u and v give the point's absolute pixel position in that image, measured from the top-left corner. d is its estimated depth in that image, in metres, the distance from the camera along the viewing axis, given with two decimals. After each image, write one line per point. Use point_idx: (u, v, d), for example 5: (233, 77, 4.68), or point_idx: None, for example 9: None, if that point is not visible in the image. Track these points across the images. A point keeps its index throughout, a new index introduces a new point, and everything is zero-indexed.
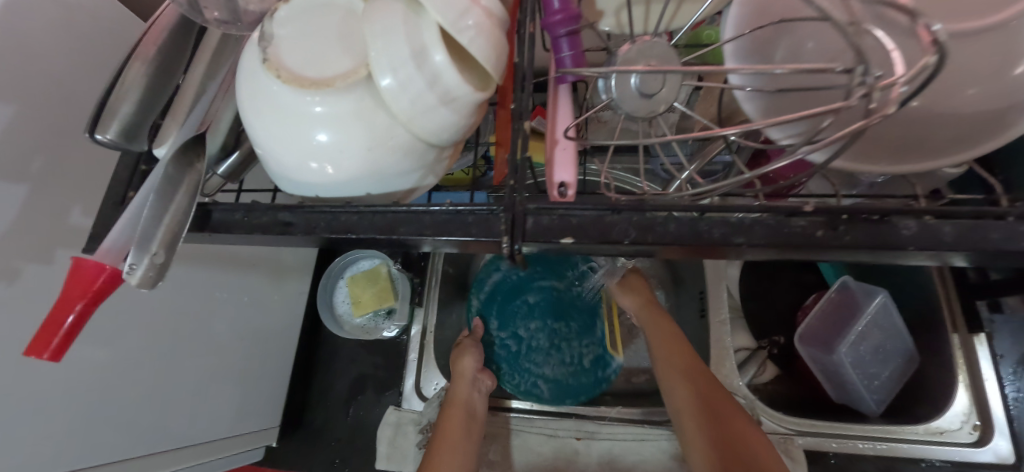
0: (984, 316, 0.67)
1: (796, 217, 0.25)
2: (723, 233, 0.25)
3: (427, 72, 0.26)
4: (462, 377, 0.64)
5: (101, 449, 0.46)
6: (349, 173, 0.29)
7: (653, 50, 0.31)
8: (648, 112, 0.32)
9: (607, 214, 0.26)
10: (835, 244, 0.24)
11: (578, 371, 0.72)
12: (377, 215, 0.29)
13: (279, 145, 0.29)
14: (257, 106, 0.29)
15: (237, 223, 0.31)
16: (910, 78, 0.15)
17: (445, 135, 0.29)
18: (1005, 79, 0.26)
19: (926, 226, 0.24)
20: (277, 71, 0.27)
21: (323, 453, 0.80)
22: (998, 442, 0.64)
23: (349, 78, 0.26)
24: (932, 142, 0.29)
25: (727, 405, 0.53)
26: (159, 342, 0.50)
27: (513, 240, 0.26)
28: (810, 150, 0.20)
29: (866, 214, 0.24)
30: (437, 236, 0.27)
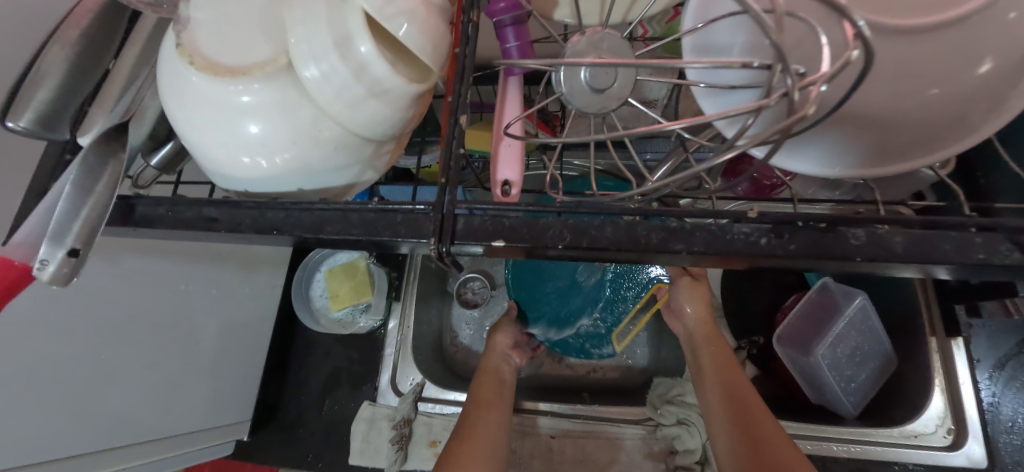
0: (963, 321, 0.65)
1: (739, 223, 0.23)
2: (662, 239, 0.23)
3: (352, 62, 0.25)
4: (495, 351, 0.66)
5: (63, 443, 0.44)
6: (276, 168, 0.27)
7: (603, 42, 0.29)
8: (600, 108, 0.30)
9: (543, 215, 0.24)
10: (777, 253, 0.23)
11: (571, 341, 0.74)
12: (304, 213, 0.27)
13: (201, 138, 0.27)
14: (175, 94, 0.27)
15: (161, 217, 0.29)
16: (830, 77, 0.14)
17: (379, 129, 0.28)
18: (969, 79, 0.24)
19: (877, 236, 0.23)
20: (191, 57, 0.25)
21: (295, 449, 0.77)
22: (971, 447, 0.64)
23: (268, 66, 0.25)
24: (892, 147, 0.27)
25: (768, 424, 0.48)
26: (117, 337, 0.48)
27: (441, 242, 0.24)
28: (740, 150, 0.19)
29: (811, 222, 0.23)
30: (366, 237, 0.26)
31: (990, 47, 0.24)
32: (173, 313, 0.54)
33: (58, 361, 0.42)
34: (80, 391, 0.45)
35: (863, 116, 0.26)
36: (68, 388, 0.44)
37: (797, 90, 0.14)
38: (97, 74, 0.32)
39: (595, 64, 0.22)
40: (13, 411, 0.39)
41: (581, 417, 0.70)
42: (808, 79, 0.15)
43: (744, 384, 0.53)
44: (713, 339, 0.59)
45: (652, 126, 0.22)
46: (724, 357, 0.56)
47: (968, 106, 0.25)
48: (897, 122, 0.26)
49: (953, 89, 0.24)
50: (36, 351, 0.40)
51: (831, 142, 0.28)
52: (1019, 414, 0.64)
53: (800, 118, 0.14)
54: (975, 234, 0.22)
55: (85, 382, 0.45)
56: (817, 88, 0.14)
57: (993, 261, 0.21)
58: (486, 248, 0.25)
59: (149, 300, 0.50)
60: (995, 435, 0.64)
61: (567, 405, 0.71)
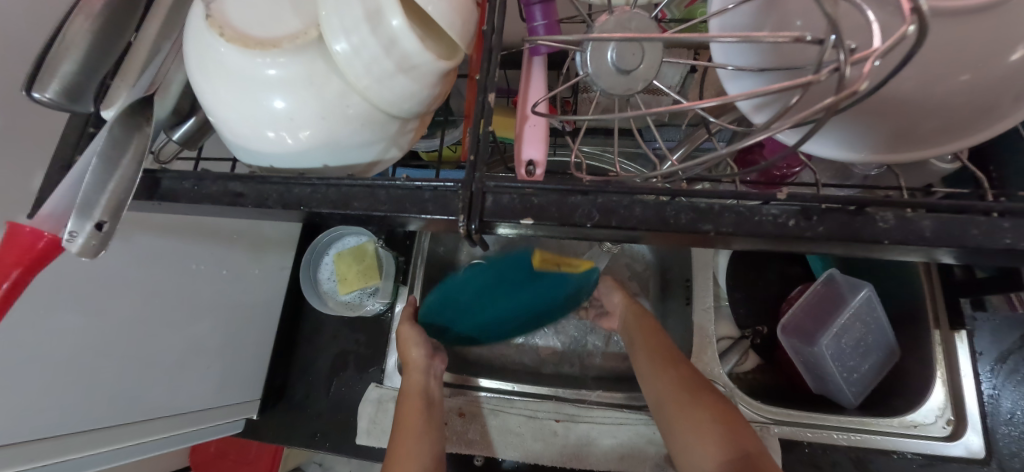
0: (967, 314, 0.66)
1: (769, 204, 0.23)
2: (690, 220, 0.23)
3: (383, 36, 0.24)
4: (416, 364, 0.61)
5: (71, 416, 0.44)
6: (303, 143, 0.28)
7: (631, 22, 0.29)
8: (625, 90, 0.30)
9: (571, 194, 0.24)
10: (806, 235, 0.23)
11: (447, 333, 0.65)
12: (331, 188, 0.27)
13: (228, 112, 0.27)
14: (202, 67, 0.27)
15: (186, 192, 0.29)
16: (885, 52, 0.14)
17: (406, 106, 0.28)
18: (999, 65, 0.24)
19: (906, 220, 0.23)
20: (220, 28, 0.25)
21: (303, 428, 0.78)
22: (970, 438, 0.64)
23: (298, 39, 0.25)
24: (918, 131, 0.27)
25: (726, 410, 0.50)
26: (135, 313, 0.49)
27: (469, 219, 0.24)
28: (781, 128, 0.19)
29: (842, 204, 0.23)
30: (392, 213, 0.26)
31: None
32: (184, 290, 0.54)
33: (75, 337, 0.43)
34: (91, 368, 0.45)
35: (891, 98, 0.26)
36: (80, 365, 0.44)
37: (849, 66, 0.14)
38: (119, 48, 0.32)
39: (631, 40, 0.22)
40: (29, 385, 0.40)
41: (586, 402, 0.72)
42: (858, 56, 0.15)
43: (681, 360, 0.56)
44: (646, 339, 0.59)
45: (683, 105, 0.22)
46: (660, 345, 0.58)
47: (999, 92, 0.25)
48: (925, 106, 0.26)
49: (986, 74, 0.24)
50: (51, 327, 0.41)
51: (855, 126, 0.28)
52: (1018, 408, 0.65)
53: (851, 92, 0.14)
54: (1001, 219, 0.22)
55: (100, 358, 0.46)
56: (870, 63, 0.14)
57: (1020, 246, 0.22)
58: (513, 227, 0.25)
59: (158, 280, 0.51)
60: (995, 427, 0.64)
61: (572, 391, 0.73)
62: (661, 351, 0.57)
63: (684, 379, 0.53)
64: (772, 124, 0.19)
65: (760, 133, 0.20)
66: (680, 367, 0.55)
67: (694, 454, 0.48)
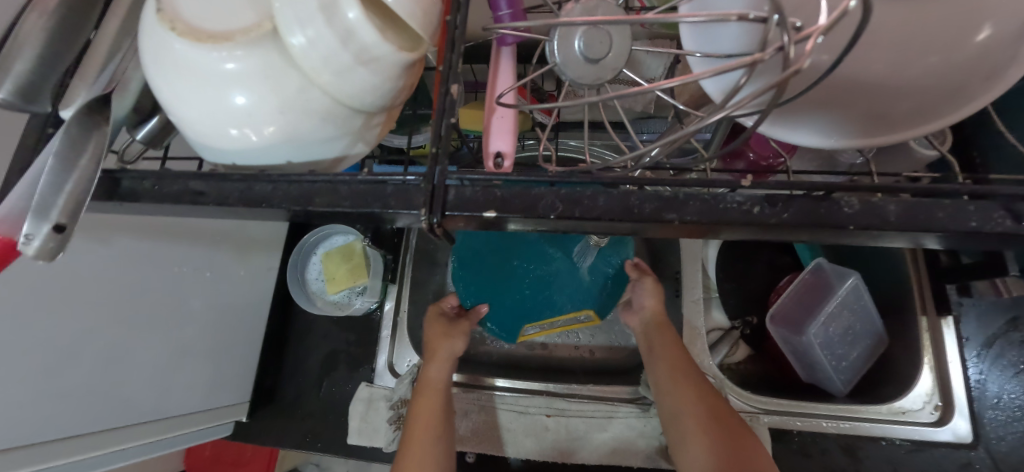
0: (953, 300, 0.66)
1: (734, 191, 0.23)
2: (655, 209, 0.23)
3: (339, 28, 0.24)
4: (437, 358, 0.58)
5: (51, 422, 0.43)
6: (265, 139, 0.27)
7: (597, 10, 0.28)
8: (594, 79, 0.29)
9: (535, 186, 0.24)
10: (771, 222, 0.22)
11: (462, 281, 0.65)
12: (293, 185, 0.26)
13: (187, 109, 0.26)
14: (158, 63, 0.26)
15: (146, 192, 0.28)
16: (826, 31, 0.14)
17: (369, 100, 0.27)
18: (967, 47, 0.24)
19: (872, 205, 0.22)
20: (172, 22, 0.24)
21: (295, 429, 0.77)
22: (957, 422, 0.64)
23: (252, 32, 0.24)
24: (890, 114, 0.26)
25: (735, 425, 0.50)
26: (116, 316, 0.47)
27: (432, 213, 0.24)
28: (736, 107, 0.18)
29: (805, 190, 0.23)
30: (354, 208, 0.25)
31: (987, 14, 0.24)
32: (169, 293, 0.53)
33: (54, 343, 0.42)
34: (70, 372, 0.44)
35: (854, 83, 0.26)
36: (55, 369, 0.43)
37: (792, 46, 0.14)
38: (76, 47, 0.31)
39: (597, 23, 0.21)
40: (8, 391, 0.39)
41: (576, 396, 0.72)
42: (803, 34, 0.14)
43: (696, 372, 0.54)
44: (681, 371, 0.54)
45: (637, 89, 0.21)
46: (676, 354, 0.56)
47: (965, 73, 0.25)
48: (886, 88, 0.26)
49: (952, 57, 0.25)
50: (29, 332, 0.40)
51: (826, 113, 0.27)
52: (1005, 393, 0.64)
53: (793, 72, 0.14)
54: (968, 202, 0.22)
55: (77, 363, 0.44)
56: (813, 41, 0.14)
57: (986, 230, 0.21)
58: (476, 220, 0.24)
59: (142, 281, 0.50)
60: (981, 411, 0.64)
61: (564, 386, 0.73)
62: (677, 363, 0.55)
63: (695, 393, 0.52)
64: (728, 104, 0.19)
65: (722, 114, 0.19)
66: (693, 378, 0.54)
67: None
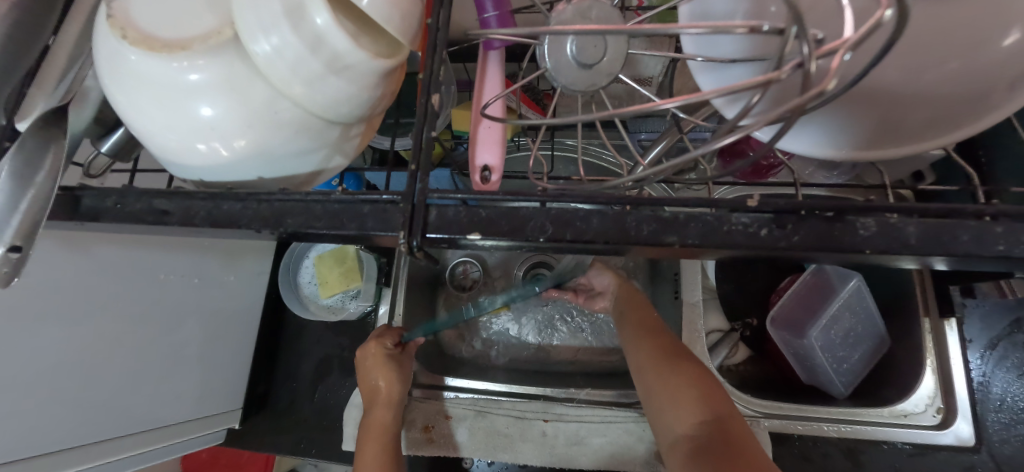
0: (957, 301, 0.65)
1: (738, 212, 0.21)
2: (653, 231, 0.21)
3: (307, 34, 0.22)
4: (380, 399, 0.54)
5: (33, 440, 0.41)
6: (233, 154, 0.25)
7: (591, 12, 0.26)
8: (589, 86, 0.27)
9: (523, 205, 0.22)
10: (780, 246, 0.20)
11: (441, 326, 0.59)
12: (263, 203, 0.24)
13: (147, 124, 0.24)
14: (112, 74, 0.24)
15: (108, 210, 0.27)
16: (854, 46, 0.12)
17: (344, 110, 0.25)
18: (991, 52, 0.23)
19: (888, 226, 0.20)
20: (123, 30, 0.22)
21: (288, 436, 0.76)
22: (961, 426, 0.62)
23: (212, 40, 0.22)
24: (904, 126, 0.25)
25: (695, 368, 0.48)
26: (99, 327, 0.45)
27: (411, 236, 0.22)
28: (750, 126, 0.16)
29: (816, 211, 0.21)
30: (328, 230, 0.23)
31: (1015, 16, 0.22)
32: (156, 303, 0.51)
33: (36, 359, 0.40)
34: (52, 386, 0.42)
35: (867, 90, 0.24)
36: (36, 384, 0.40)
37: (815, 61, 0.12)
38: (33, 55, 0.28)
39: (591, 30, 0.19)
40: None
41: (575, 401, 0.70)
42: (827, 47, 0.12)
43: (658, 325, 0.54)
44: (644, 330, 0.53)
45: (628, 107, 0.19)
46: (641, 313, 0.57)
47: (986, 80, 0.23)
48: (900, 95, 0.24)
49: (975, 62, 0.23)
50: (13, 353, 0.38)
51: (837, 123, 0.26)
52: (1009, 394, 0.63)
53: (816, 93, 0.12)
54: (995, 223, 0.20)
55: (60, 376, 0.42)
56: (839, 57, 0.12)
57: (1013, 253, 0.20)
58: (461, 242, 0.23)
59: (129, 290, 0.47)
60: (984, 414, 0.63)
61: (562, 390, 0.71)
62: (639, 319, 0.55)
63: (655, 343, 0.51)
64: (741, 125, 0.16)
65: (730, 136, 0.17)
66: (654, 331, 0.53)
67: (666, 420, 0.46)
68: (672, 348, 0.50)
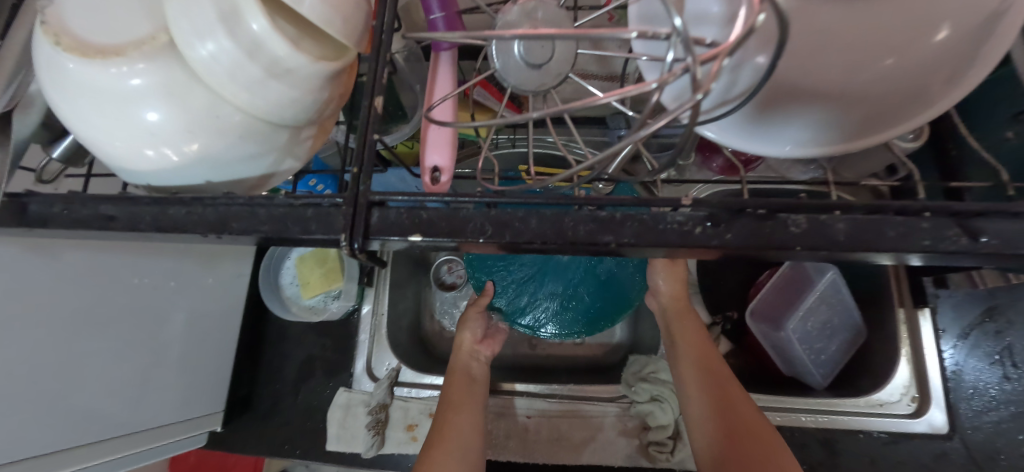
0: (929, 292, 0.66)
1: (674, 211, 0.21)
2: (590, 231, 0.21)
3: (244, 39, 0.22)
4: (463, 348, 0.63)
5: (8, 446, 0.40)
6: (179, 159, 0.25)
7: (538, 12, 0.26)
8: (538, 86, 0.28)
9: (463, 207, 0.22)
10: (713, 243, 0.21)
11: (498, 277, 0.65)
12: (209, 208, 0.24)
13: (90, 131, 0.24)
14: (49, 81, 0.24)
15: (55, 217, 0.26)
16: (731, 52, 0.13)
17: (290, 114, 0.25)
18: (922, 50, 0.23)
19: (819, 223, 0.21)
20: (57, 36, 0.22)
21: (272, 437, 0.75)
22: (934, 414, 0.63)
23: (146, 46, 0.22)
24: (843, 123, 0.25)
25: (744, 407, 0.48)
26: (72, 331, 0.45)
27: (352, 239, 0.22)
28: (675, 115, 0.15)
29: (749, 209, 0.21)
30: (273, 235, 0.23)
31: (944, 14, 0.23)
32: (133, 305, 0.50)
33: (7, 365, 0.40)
34: (24, 391, 0.41)
35: (801, 90, 0.25)
36: (5, 390, 0.40)
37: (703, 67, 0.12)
38: None
39: (527, 37, 0.19)
40: None
41: (557, 396, 0.70)
42: (710, 55, 0.13)
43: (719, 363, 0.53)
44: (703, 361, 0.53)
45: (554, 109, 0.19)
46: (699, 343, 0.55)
47: (919, 77, 0.24)
48: (836, 95, 0.25)
49: (909, 60, 0.23)
50: None
51: (783, 119, 0.26)
52: (981, 382, 0.64)
53: (704, 94, 0.13)
54: (925, 219, 0.20)
55: (33, 381, 0.42)
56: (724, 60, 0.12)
57: (939, 248, 0.20)
58: (405, 245, 0.23)
59: (103, 294, 0.47)
60: (957, 402, 0.63)
61: (545, 385, 0.72)
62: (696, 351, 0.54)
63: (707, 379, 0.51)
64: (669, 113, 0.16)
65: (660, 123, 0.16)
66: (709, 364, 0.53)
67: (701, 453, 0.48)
68: (724, 385, 0.50)
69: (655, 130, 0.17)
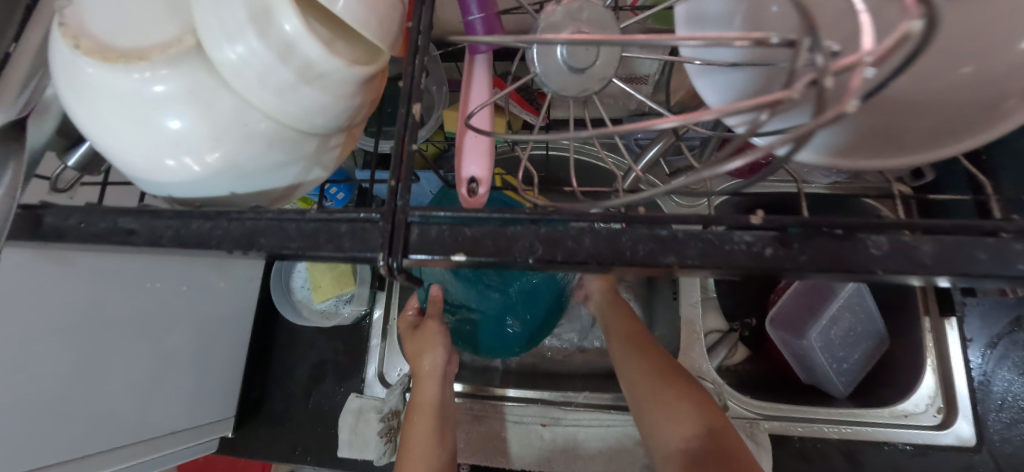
0: (958, 300, 0.64)
1: (741, 231, 0.20)
2: (650, 252, 0.19)
3: (275, 41, 0.20)
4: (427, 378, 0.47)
5: (17, 458, 0.39)
6: (202, 169, 0.23)
7: (582, 13, 0.25)
8: (580, 91, 0.26)
9: (511, 225, 0.21)
10: (786, 266, 0.19)
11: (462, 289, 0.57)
12: (234, 223, 0.23)
13: (108, 140, 0.23)
14: (66, 87, 0.22)
15: (71, 230, 0.25)
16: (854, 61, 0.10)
17: (320, 121, 0.23)
18: (1007, 55, 0.21)
19: (900, 244, 0.19)
20: (75, 39, 0.21)
21: (282, 443, 0.74)
22: (961, 425, 0.61)
23: (170, 49, 0.21)
24: (899, 133, 0.24)
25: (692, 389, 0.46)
26: (80, 341, 0.43)
27: (390, 256, 0.21)
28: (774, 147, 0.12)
29: (823, 228, 0.19)
30: (304, 252, 0.22)
31: None
32: (142, 313, 0.49)
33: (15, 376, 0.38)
34: (33, 403, 0.40)
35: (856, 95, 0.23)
36: (15, 401, 0.39)
37: (828, 78, 0.10)
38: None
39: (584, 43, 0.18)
40: None
41: (573, 404, 0.68)
42: (843, 61, 0.11)
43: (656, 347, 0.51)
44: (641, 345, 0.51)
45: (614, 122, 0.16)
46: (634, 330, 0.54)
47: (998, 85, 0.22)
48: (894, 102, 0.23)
49: (991, 66, 0.21)
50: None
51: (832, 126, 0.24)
52: (1009, 393, 0.62)
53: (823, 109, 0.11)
54: (1014, 240, 0.19)
55: (41, 392, 0.41)
56: (854, 73, 0.10)
57: None
58: (446, 264, 0.21)
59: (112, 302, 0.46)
60: (985, 414, 0.61)
61: (560, 393, 0.70)
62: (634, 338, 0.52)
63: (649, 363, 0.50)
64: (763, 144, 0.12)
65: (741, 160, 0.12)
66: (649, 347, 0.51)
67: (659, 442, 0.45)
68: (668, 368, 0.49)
69: (726, 170, 0.13)
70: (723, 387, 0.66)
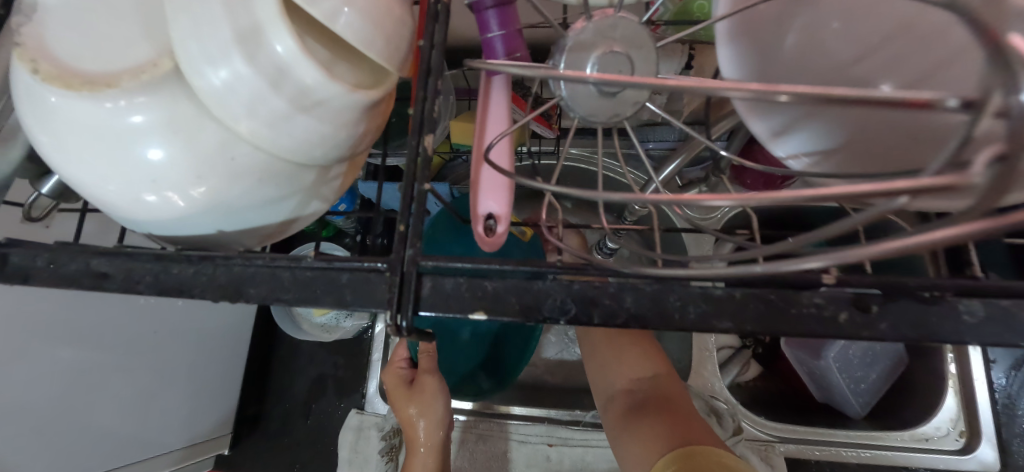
0: None
1: (807, 292, 0.17)
2: (701, 315, 0.17)
3: (266, 66, 0.18)
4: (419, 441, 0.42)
5: None
6: (184, 207, 0.21)
7: (616, 29, 0.22)
8: (611, 117, 0.23)
9: (538, 279, 0.18)
10: (861, 335, 0.16)
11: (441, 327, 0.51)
12: (223, 268, 0.20)
13: (76, 176, 0.20)
14: (29, 115, 0.20)
15: (38, 271, 0.22)
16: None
17: (319, 152, 0.21)
18: None
19: (992, 306, 0.16)
20: (38, 64, 0.18)
21: (279, 461, 0.71)
22: (984, 449, 0.58)
23: (145, 75, 0.18)
24: None
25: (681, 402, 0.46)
26: (65, 369, 0.41)
27: (399, 314, 0.18)
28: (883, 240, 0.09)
29: (901, 290, 0.17)
30: (300, 303, 0.19)
31: None
32: (132, 337, 0.46)
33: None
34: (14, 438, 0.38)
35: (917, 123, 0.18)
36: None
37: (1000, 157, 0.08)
38: None
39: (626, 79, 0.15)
40: None
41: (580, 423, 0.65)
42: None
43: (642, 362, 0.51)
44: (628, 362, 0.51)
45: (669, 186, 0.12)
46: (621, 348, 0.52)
47: None
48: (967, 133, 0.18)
49: None
50: None
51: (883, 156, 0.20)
52: None
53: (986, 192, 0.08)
54: None
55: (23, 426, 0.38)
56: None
57: None
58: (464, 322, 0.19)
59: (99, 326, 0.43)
60: (1009, 438, 0.59)
61: (567, 411, 0.67)
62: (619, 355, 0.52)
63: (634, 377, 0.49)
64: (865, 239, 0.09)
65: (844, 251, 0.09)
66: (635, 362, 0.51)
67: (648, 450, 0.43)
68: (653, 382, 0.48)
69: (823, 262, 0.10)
70: (737, 408, 0.61)
